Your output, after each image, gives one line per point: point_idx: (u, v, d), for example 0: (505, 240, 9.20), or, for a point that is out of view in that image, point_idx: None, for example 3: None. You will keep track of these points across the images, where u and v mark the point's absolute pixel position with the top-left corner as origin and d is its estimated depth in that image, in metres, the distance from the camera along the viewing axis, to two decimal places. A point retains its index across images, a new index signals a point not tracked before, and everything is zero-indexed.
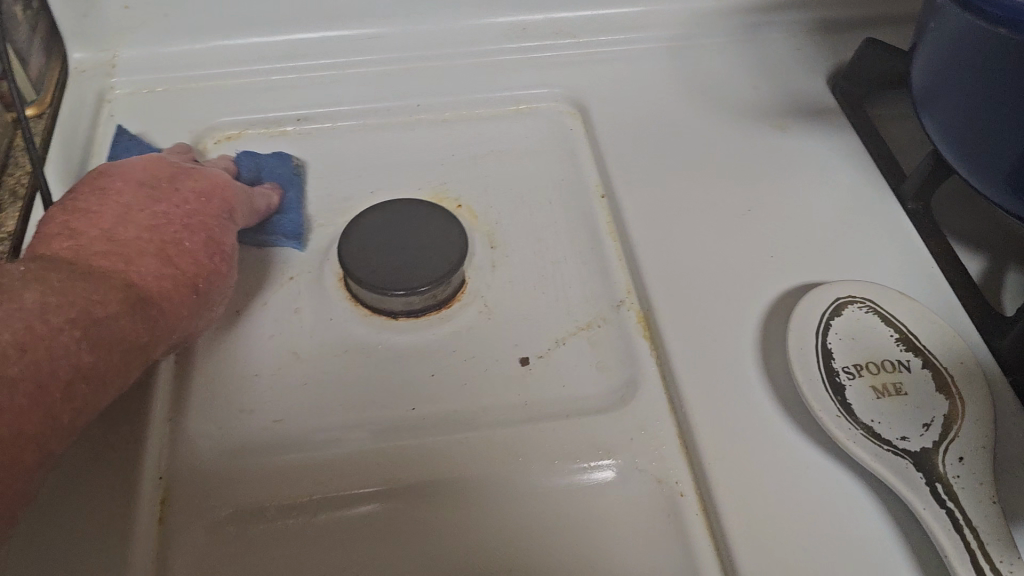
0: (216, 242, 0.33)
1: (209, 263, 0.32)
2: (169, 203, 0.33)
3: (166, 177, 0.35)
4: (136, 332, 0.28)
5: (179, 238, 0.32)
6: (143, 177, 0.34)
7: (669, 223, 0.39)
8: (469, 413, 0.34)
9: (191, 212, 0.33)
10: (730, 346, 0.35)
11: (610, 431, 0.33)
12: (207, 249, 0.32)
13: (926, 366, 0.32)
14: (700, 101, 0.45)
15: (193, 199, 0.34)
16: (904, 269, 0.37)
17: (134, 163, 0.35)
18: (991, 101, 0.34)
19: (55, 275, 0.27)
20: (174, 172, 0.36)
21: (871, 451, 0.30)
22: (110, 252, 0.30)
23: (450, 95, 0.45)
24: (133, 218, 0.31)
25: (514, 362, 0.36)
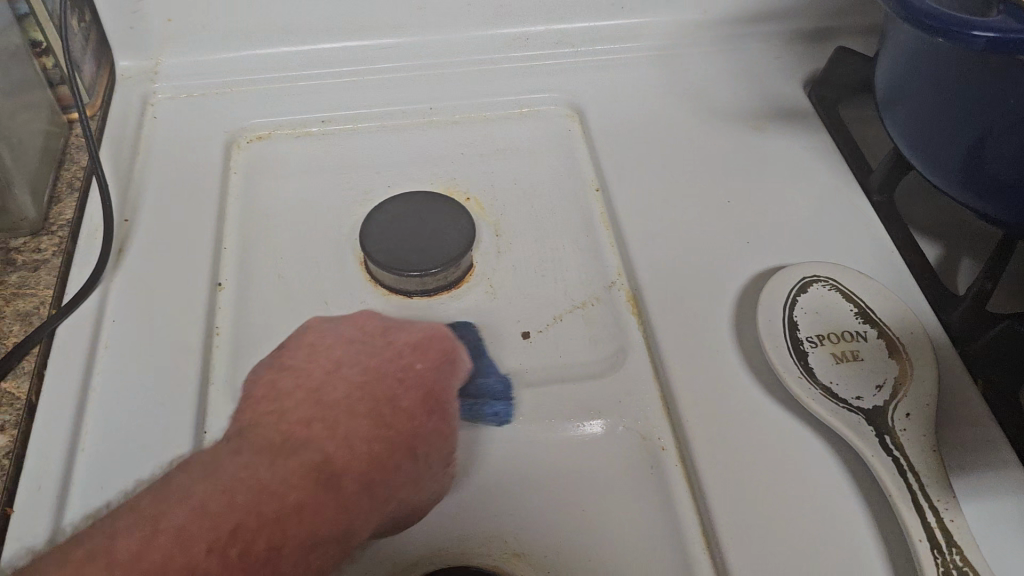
0: (435, 397, 0.36)
1: (422, 419, 0.35)
2: (315, 368, 0.37)
3: (384, 345, 0.38)
4: (291, 512, 0.31)
5: (396, 401, 0.36)
6: (360, 331, 0.38)
7: (656, 214, 0.43)
8: (481, 375, 0.38)
9: (375, 368, 0.37)
10: (707, 320, 0.39)
11: (600, 396, 0.37)
12: (424, 404, 0.36)
13: (880, 336, 0.36)
14: (688, 105, 0.49)
15: (365, 378, 0.37)
16: (866, 254, 0.41)
17: (345, 320, 0.39)
18: (944, 91, 0.38)
19: (214, 503, 0.30)
20: (390, 326, 0.39)
21: (828, 408, 0.34)
22: (313, 420, 0.35)
23: (459, 99, 0.49)
24: (279, 462, 0.32)
25: (517, 335, 0.40)
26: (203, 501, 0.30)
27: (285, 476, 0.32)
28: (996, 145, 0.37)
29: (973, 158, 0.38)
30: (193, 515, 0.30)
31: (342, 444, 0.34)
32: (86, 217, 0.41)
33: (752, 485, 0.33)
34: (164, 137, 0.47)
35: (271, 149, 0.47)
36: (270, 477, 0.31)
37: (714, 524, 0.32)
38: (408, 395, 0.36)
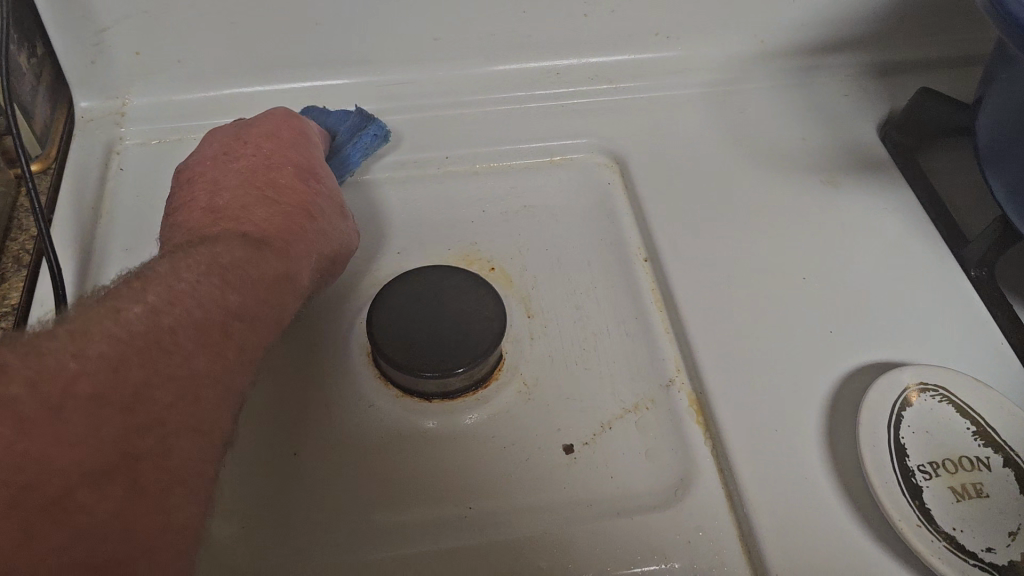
0: (304, 208, 0.33)
1: (287, 200, 0.33)
2: (254, 159, 0.34)
3: (316, 169, 0.35)
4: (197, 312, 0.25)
5: (280, 182, 0.33)
6: (279, 180, 0.33)
7: (720, 293, 0.37)
8: (591, 508, 0.32)
9: (296, 180, 0.34)
10: (791, 435, 0.32)
11: (666, 533, 0.30)
12: (289, 199, 0.33)
13: (1006, 465, 0.30)
14: (747, 153, 0.42)
15: (286, 180, 0.33)
16: (973, 347, 0.35)
17: (288, 149, 0.35)
18: None
19: (218, 203, 0.32)
20: (301, 168, 0.35)
21: (958, 567, 0.28)
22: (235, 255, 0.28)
23: (480, 146, 0.42)
24: (227, 181, 0.33)
25: (559, 450, 0.33)
26: (210, 196, 0.32)
27: (253, 147, 0.35)
28: None
29: None
30: (110, 339, 0.22)
31: (270, 266, 0.29)
32: (39, 304, 0.34)
33: None
34: (133, 195, 0.39)
35: None
36: (272, 123, 0.36)
37: None
38: (314, 203, 0.34)
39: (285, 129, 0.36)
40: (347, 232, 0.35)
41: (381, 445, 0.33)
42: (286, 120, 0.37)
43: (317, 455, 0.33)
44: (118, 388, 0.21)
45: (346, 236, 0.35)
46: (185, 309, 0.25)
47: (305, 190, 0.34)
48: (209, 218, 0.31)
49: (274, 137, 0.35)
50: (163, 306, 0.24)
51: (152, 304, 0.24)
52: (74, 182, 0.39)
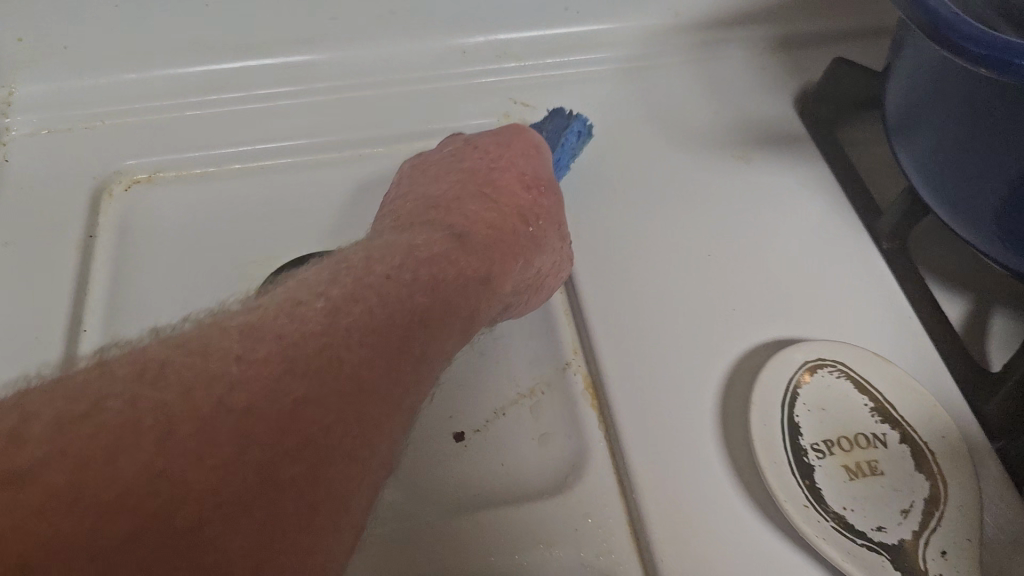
0: (513, 248, 0.31)
1: (516, 224, 0.32)
2: (479, 162, 0.35)
3: (543, 180, 0.35)
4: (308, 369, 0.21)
5: (498, 224, 0.32)
6: (480, 208, 0.32)
7: (623, 273, 0.35)
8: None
9: (517, 190, 0.34)
10: (687, 416, 0.31)
11: (555, 520, 0.29)
12: (424, 274, 0.26)
13: (903, 441, 0.29)
14: (659, 130, 0.41)
15: (507, 183, 0.34)
16: (877, 320, 0.34)
17: (506, 159, 0.35)
18: (972, 143, 0.31)
19: (432, 190, 0.34)
20: (514, 210, 0.33)
21: (843, 548, 0.27)
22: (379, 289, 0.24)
23: (384, 126, 0.41)
24: (440, 183, 0.34)
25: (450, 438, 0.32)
26: (430, 185, 0.34)
27: (493, 162, 0.35)
28: None
29: (1008, 211, 0.30)
30: (124, 414, 0.18)
31: (474, 265, 0.29)
32: None
33: None
34: (19, 188, 0.38)
35: (153, 199, 0.39)
36: (517, 140, 0.36)
37: None
38: (525, 206, 0.34)
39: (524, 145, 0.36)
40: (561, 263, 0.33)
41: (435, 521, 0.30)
42: (522, 136, 0.36)
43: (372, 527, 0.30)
44: (122, 455, 0.17)
45: (563, 252, 0.34)
46: (359, 308, 0.23)
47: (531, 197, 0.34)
48: (427, 206, 0.32)
49: (504, 146, 0.36)
50: (344, 304, 0.23)
51: (313, 308, 0.23)
52: None
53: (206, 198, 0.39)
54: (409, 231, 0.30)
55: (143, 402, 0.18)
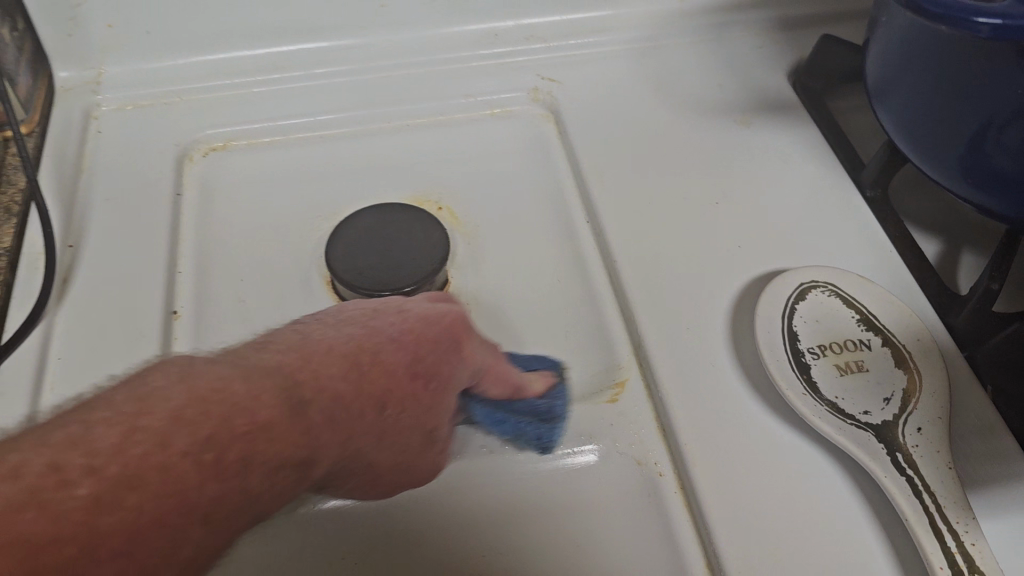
0: (389, 431, 0.32)
1: (405, 385, 0.32)
2: (378, 322, 0.34)
3: (438, 374, 0.33)
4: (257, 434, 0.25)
5: (369, 414, 0.31)
6: (382, 391, 0.32)
7: (643, 220, 0.41)
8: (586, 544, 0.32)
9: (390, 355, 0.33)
10: (702, 332, 0.36)
11: (595, 418, 0.35)
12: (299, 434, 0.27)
13: (885, 344, 0.34)
14: (669, 101, 0.47)
15: (393, 367, 0.32)
16: (863, 254, 0.39)
17: (405, 336, 0.33)
18: (944, 92, 0.37)
19: (336, 352, 0.31)
20: (394, 388, 0.32)
21: (835, 425, 0.32)
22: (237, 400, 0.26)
23: (427, 98, 0.47)
24: (336, 367, 0.30)
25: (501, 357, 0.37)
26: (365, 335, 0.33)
27: (410, 385, 0.33)
28: (1003, 134, 0.35)
29: (975, 147, 0.37)
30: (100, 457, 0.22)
31: (279, 446, 0.26)
32: (27, 244, 0.39)
33: (761, 514, 0.31)
34: (111, 152, 0.43)
35: (227, 162, 0.44)
36: (433, 349, 0.34)
37: (720, 559, 0.30)
38: (410, 411, 0.32)
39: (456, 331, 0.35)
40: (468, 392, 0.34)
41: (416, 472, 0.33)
42: (457, 319, 0.35)
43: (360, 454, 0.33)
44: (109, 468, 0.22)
45: (418, 460, 0.32)
46: (211, 415, 0.25)
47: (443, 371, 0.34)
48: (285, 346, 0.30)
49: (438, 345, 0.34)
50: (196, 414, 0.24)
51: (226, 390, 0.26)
52: (56, 143, 0.43)
53: (273, 161, 0.44)
54: (267, 350, 0.29)
55: (96, 465, 0.22)
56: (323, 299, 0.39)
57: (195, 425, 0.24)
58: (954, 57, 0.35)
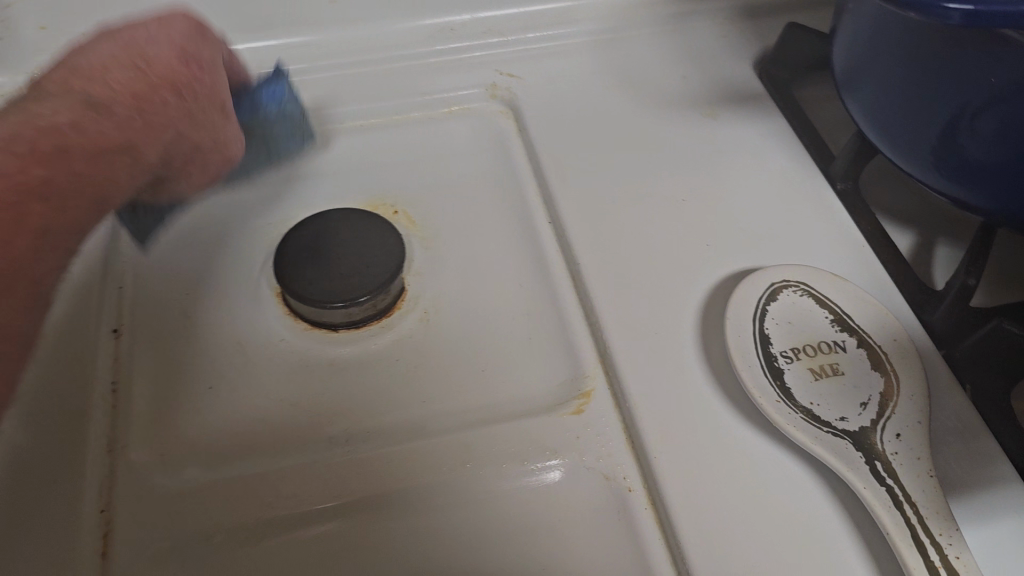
0: (199, 144, 0.33)
1: (179, 69, 0.32)
2: (156, 69, 0.31)
3: (201, 62, 0.33)
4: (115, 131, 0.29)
5: (165, 82, 0.31)
6: (141, 63, 0.31)
7: (607, 219, 0.39)
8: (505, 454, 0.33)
9: (176, 58, 0.32)
10: (672, 337, 0.35)
11: (559, 430, 0.33)
12: (176, 111, 0.31)
13: (860, 346, 0.33)
14: (632, 93, 0.45)
15: (162, 65, 0.31)
16: (836, 250, 0.38)
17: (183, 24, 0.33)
18: (916, 84, 0.36)
19: (104, 75, 0.30)
20: (149, 88, 0.31)
21: (812, 434, 0.30)
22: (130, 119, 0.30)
23: (382, 96, 0.45)
24: (116, 75, 0.30)
25: (463, 367, 0.36)
26: (122, 70, 0.30)
27: (158, 87, 0.31)
28: (972, 121, 0.34)
29: (946, 136, 0.35)
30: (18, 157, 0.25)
31: (133, 130, 0.29)
32: None
33: (735, 529, 0.30)
34: None
35: None
36: (162, 45, 0.32)
37: None
38: (182, 94, 0.32)
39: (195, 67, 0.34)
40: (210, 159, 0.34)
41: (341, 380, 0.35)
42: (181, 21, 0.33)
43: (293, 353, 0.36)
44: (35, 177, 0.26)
45: (219, 129, 0.33)
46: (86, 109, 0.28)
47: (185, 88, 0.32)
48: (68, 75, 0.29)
49: (168, 27, 0.32)
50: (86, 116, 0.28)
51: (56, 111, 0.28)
52: None
53: None
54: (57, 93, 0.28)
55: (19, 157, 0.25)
56: (274, 314, 0.37)
57: (74, 126, 0.28)
58: (930, 46, 0.34)
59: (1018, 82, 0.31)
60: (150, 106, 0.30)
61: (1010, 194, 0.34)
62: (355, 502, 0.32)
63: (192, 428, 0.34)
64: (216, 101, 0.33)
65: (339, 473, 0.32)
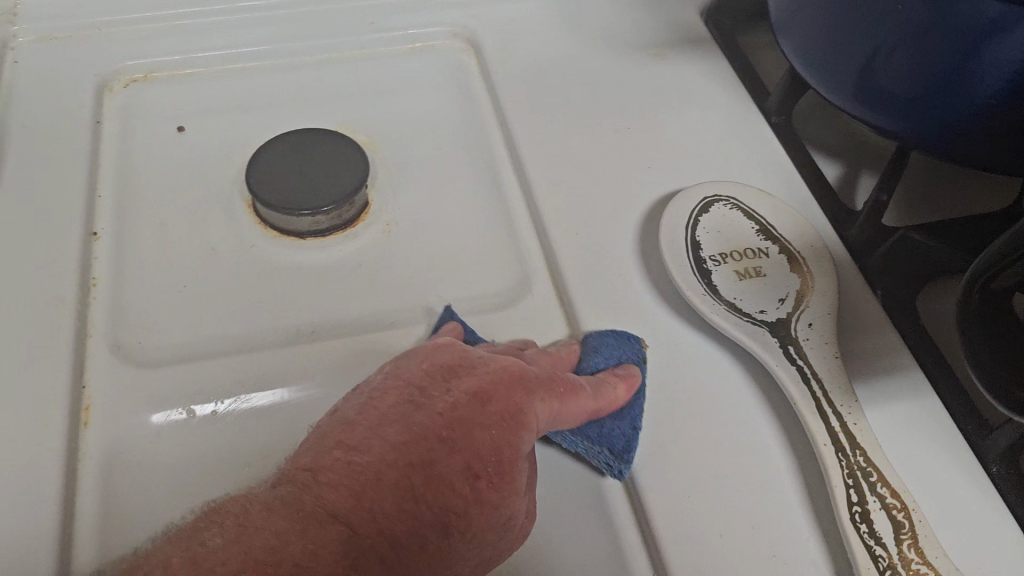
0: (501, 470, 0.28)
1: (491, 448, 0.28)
2: (439, 428, 0.28)
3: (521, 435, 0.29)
4: (424, 491, 0.26)
5: (478, 450, 0.28)
6: (453, 409, 0.28)
7: (557, 145, 0.42)
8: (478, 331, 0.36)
9: (501, 418, 0.28)
10: (612, 246, 0.38)
11: (507, 326, 0.36)
12: (487, 464, 0.28)
13: (781, 251, 0.36)
14: (587, 36, 0.48)
15: (486, 420, 0.28)
16: (768, 174, 0.41)
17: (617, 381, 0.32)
18: (838, 28, 0.39)
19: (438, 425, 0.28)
20: (472, 411, 0.28)
21: (732, 322, 0.34)
22: (431, 477, 0.27)
23: (348, 31, 0.47)
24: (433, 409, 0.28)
25: (440, 261, 0.39)
26: (428, 417, 0.28)
27: (481, 438, 0.28)
28: (892, 62, 0.37)
29: (869, 76, 0.39)
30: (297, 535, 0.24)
31: (442, 494, 0.27)
32: None
33: (665, 408, 0.33)
34: (32, 83, 0.43)
35: (150, 94, 0.45)
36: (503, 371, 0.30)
37: None
38: (489, 470, 0.28)
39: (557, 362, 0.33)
40: (532, 524, 0.29)
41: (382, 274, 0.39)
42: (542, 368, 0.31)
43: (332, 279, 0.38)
44: (307, 538, 0.24)
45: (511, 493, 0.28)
46: (375, 465, 0.26)
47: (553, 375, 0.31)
48: (411, 392, 0.29)
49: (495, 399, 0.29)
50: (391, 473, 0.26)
51: (367, 455, 0.27)
52: None
53: (195, 95, 0.45)
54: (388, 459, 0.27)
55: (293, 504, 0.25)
56: (244, 223, 0.40)
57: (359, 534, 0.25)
58: None
59: (927, 25, 0.35)
60: (464, 445, 0.28)
61: (929, 124, 0.38)
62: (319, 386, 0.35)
63: (164, 322, 0.36)
64: (502, 455, 0.28)
65: (305, 361, 0.35)
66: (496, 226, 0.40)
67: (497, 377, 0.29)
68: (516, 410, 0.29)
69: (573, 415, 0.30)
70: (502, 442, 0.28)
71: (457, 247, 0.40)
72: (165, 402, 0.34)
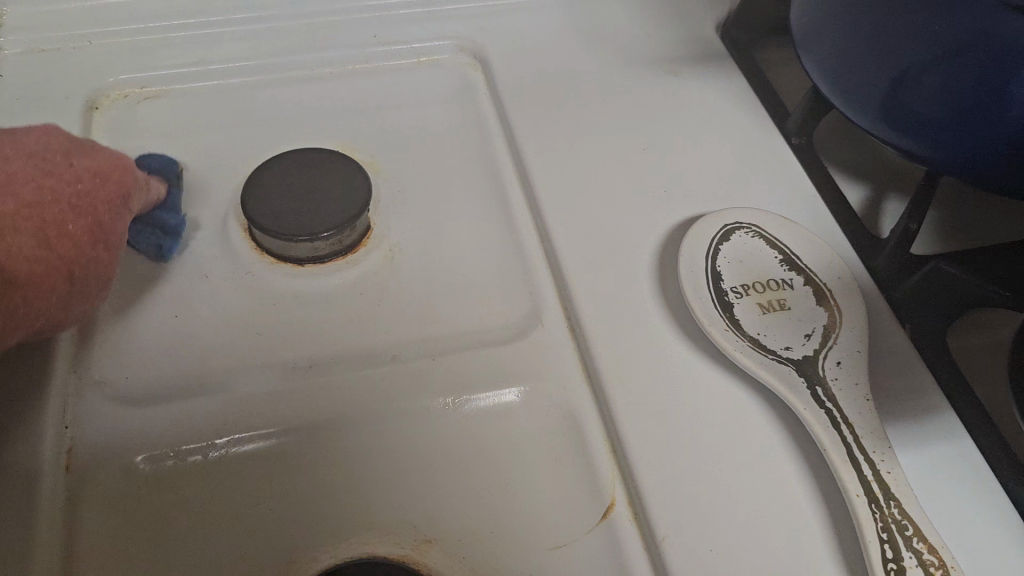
0: (99, 227, 0.30)
1: (81, 250, 0.29)
2: (64, 215, 0.29)
3: (96, 251, 0.30)
4: (44, 295, 0.28)
5: (64, 219, 0.29)
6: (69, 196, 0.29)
7: (566, 163, 0.40)
8: (484, 366, 0.34)
9: (83, 237, 0.29)
10: (627, 276, 0.36)
11: (517, 361, 0.34)
12: (64, 277, 0.28)
13: (807, 283, 0.34)
14: (597, 50, 0.46)
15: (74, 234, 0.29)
16: (790, 199, 0.39)
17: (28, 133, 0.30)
18: (868, 44, 0.37)
19: (59, 228, 0.29)
20: (72, 211, 0.29)
21: (758, 360, 0.32)
22: (33, 275, 0.27)
23: (349, 45, 0.45)
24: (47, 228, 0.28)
25: (445, 291, 0.37)
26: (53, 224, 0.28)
27: (81, 247, 0.29)
28: (923, 80, 0.36)
29: (898, 93, 0.37)
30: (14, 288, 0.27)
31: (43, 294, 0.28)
32: None
33: (685, 452, 0.31)
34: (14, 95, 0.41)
35: (141, 109, 0.42)
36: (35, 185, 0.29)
37: (643, 493, 0.30)
38: (81, 266, 0.29)
39: (123, 173, 0.32)
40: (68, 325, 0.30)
41: (385, 302, 0.37)
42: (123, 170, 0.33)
43: (330, 311, 0.36)
44: None
45: (71, 313, 0.29)
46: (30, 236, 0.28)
47: (135, 178, 0.33)
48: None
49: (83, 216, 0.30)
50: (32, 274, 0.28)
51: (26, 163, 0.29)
52: None
53: (190, 109, 0.43)
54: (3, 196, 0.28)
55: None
56: (239, 247, 0.38)
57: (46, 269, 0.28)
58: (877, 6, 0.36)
59: (960, 41, 0.33)
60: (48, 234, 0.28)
61: (960, 148, 0.36)
62: (324, 420, 0.33)
63: (156, 350, 0.34)
64: (67, 269, 0.29)
65: (304, 396, 0.33)
66: (504, 251, 0.38)
67: (46, 176, 0.29)
68: (112, 229, 0.31)
69: (68, 273, 0.29)
70: (100, 241, 0.30)
71: (461, 273, 0.38)
72: (161, 434, 0.31)
